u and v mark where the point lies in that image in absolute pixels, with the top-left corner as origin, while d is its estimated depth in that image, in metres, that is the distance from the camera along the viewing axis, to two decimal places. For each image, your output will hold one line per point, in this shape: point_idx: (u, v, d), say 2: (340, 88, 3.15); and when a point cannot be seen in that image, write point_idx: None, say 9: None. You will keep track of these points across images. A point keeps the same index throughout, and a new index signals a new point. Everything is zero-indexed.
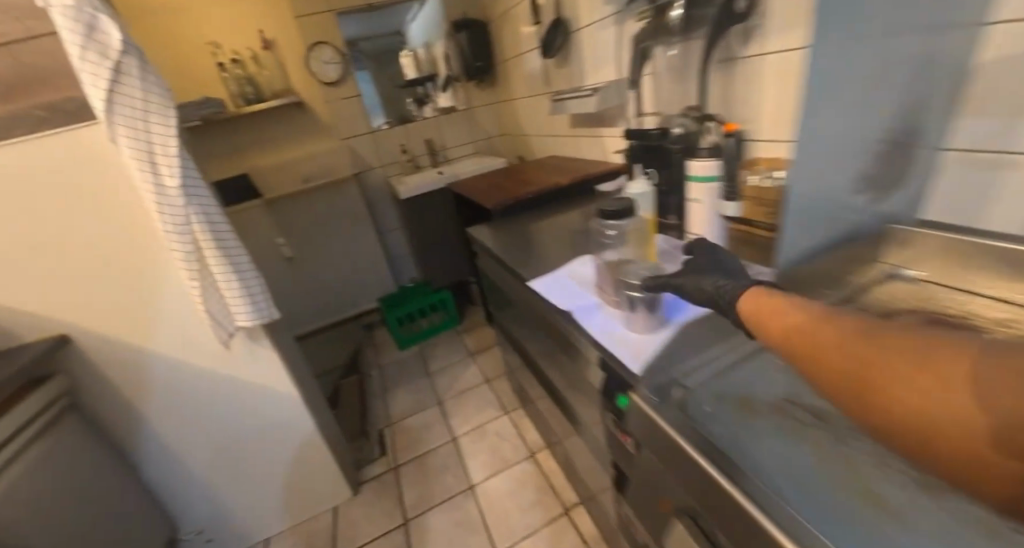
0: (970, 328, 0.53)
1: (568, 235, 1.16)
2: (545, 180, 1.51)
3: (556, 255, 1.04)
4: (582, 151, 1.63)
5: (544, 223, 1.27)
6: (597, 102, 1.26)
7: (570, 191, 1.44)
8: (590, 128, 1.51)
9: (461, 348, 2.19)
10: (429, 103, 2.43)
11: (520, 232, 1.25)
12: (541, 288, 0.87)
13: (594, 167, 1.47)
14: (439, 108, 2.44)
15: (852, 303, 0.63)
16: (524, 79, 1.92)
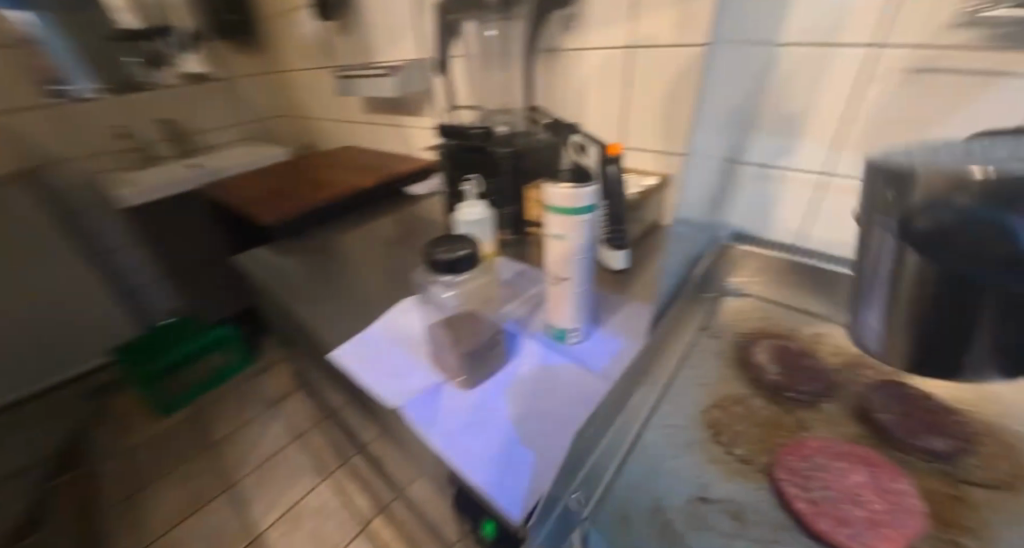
0: (815, 358, 0.52)
1: (381, 257, 0.86)
2: (341, 180, 1.09)
3: (367, 292, 0.73)
4: (384, 142, 1.30)
5: (344, 240, 0.93)
6: (397, 85, 0.99)
7: (384, 194, 1.10)
8: (391, 116, 1.22)
9: (258, 399, 1.61)
10: (169, 67, 1.67)
11: (310, 255, 0.87)
12: (345, 362, 0.54)
13: (404, 165, 1.15)
14: (184, 76, 1.71)
15: (709, 333, 0.57)
16: (301, 45, 1.46)
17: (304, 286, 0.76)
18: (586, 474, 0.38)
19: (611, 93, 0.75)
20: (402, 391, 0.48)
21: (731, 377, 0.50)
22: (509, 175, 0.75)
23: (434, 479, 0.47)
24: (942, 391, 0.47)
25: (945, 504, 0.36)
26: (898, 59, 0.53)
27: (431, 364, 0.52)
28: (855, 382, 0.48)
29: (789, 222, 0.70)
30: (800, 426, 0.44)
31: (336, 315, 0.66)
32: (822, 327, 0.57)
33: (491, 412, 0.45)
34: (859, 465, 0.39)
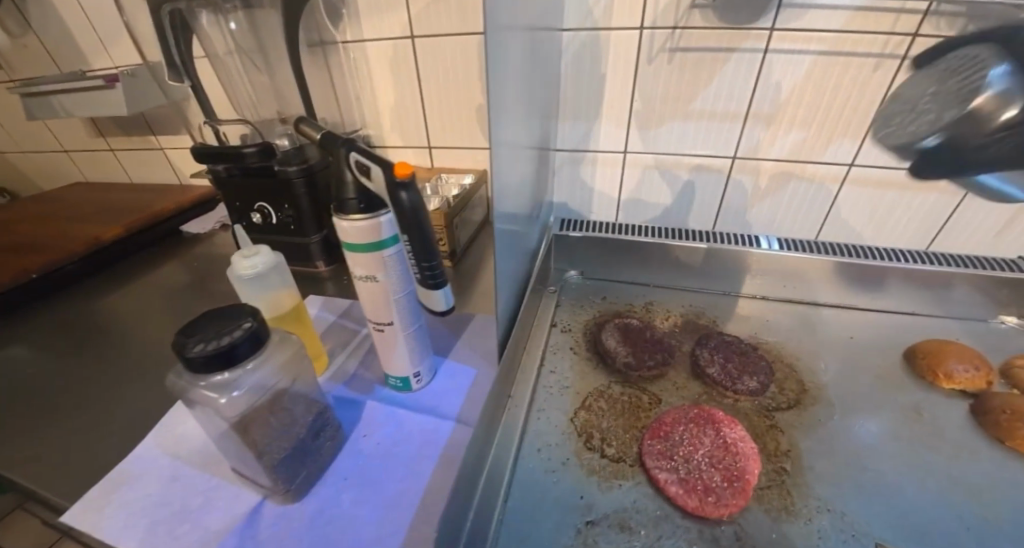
0: (646, 327, 0.55)
1: (148, 331, 0.61)
2: (57, 234, 0.74)
3: (124, 392, 0.50)
4: (130, 173, 0.96)
5: (80, 321, 0.64)
6: (119, 98, 0.72)
7: (145, 244, 0.80)
8: (129, 136, 0.90)
9: None
10: None
11: (13, 359, 0.56)
12: (87, 528, 0.35)
13: (167, 199, 0.86)
14: None
15: (560, 328, 0.56)
16: None
17: (7, 412, 0.48)
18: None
19: (404, 92, 0.69)
20: (194, 542, 0.34)
21: (585, 371, 0.50)
22: (307, 197, 0.61)
23: None
24: (740, 329, 0.56)
25: (765, 435, 0.42)
26: (660, 40, 0.59)
27: (239, 480, 0.38)
28: (684, 342, 0.53)
29: (602, 202, 0.75)
30: (654, 401, 0.46)
31: (70, 449, 0.43)
32: (649, 295, 0.62)
33: (332, 519, 0.34)
34: (705, 425, 0.42)
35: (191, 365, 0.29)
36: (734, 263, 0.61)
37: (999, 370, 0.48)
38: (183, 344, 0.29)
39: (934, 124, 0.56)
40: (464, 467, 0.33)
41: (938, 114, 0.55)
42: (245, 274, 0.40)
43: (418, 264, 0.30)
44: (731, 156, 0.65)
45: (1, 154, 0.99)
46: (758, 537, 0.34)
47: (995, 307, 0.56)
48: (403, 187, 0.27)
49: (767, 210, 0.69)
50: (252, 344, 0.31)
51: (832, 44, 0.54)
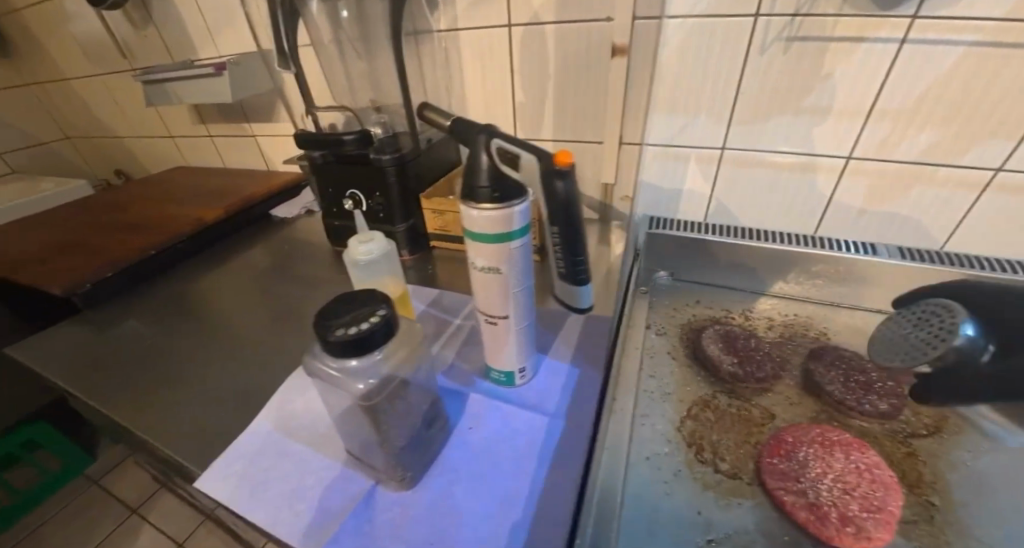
0: (751, 335, 0.52)
1: (248, 309, 0.65)
2: (167, 215, 0.80)
3: (235, 367, 0.53)
4: (225, 158, 1.02)
5: (190, 295, 0.68)
6: (224, 86, 0.76)
7: (240, 227, 0.85)
8: (226, 124, 0.95)
9: (106, 509, 1.02)
10: None
11: (139, 327, 0.62)
12: (219, 495, 0.37)
13: (258, 185, 0.91)
14: None
15: (655, 331, 0.53)
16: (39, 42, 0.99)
17: (140, 375, 0.53)
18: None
19: (493, 83, 0.68)
20: (315, 521, 0.35)
21: (687, 378, 0.47)
22: (400, 186, 0.62)
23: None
24: (859, 344, 0.51)
25: (904, 465, 0.38)
26: (778, 29, 0.54)
27: (350, 462, 0.39)
28: (795, 354, 0.49)
29: (691, 200, 0.71)
30: (767, 416, 0.43)
31: (193, 418, 0.46)
32: (748, 302, 0.58)
33: (447, 510, 0.34)
34: (832, 446, 0.39)
35: (330, 347, 0.30)
36: (848, 272, 0.56)
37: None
38: (326, 326, 0.30)
39: None
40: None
41: None
42: (361, 260, 0.40)
43: (562, 259, 0.31)
44: (847, 156, 0.59)
45: (118, 139, 1.09)
46: None
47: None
48: (562, 175, 0.27)
49: (883, 215, 0.62)
50: (384, 331, 0.30)
51: (991, 33, 0.47)
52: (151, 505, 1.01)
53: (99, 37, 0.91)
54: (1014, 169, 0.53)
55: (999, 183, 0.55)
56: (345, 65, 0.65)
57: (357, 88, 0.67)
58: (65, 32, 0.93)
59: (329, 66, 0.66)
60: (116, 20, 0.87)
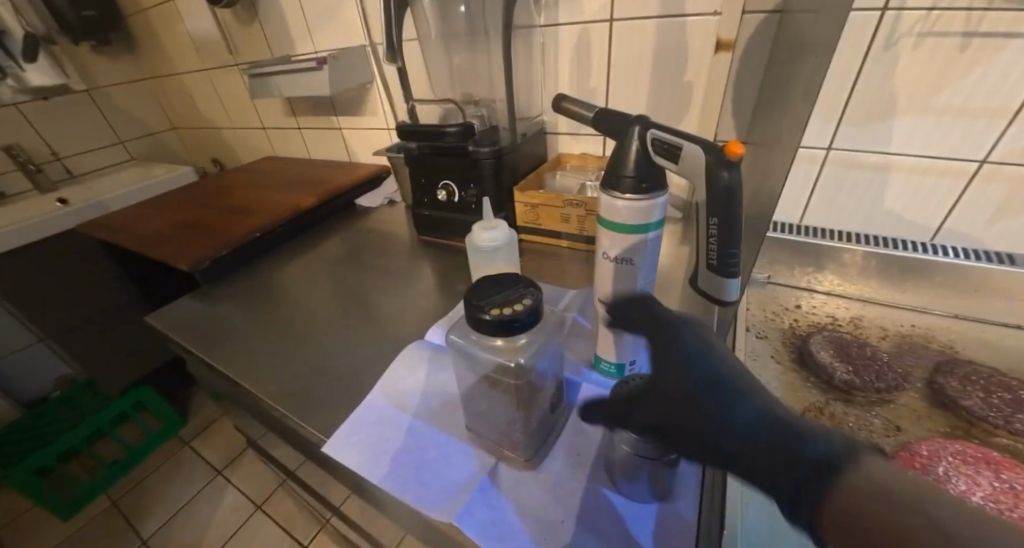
0: (865, 345, 0.49)
1: (345, 290, 0.69)
2: (266, 200, 0.87)
3: (342, 345, 0.56)
4: (311, 150, 1.08)
5: (290, 276, 0.73)
6: (325, 80, 0.80)
7: (328, 214, 0.90)
8: (316, 117, 1.01)
9: (194, 467, 1.12)
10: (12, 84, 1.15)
11: (246, 305, 0.67)
12: (350, 459, 0.40)
13: (344, 175, 0.96)
14: None
15: (755, 333, 0.52)
16: (159, 41, 1.09)
17: (259, 347, 0.58)
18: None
19: (588, 78, 0.68)
20: (443, 491, 0.37)
21: (798, 386, 0.46)
22: (494, 179, 0.63)
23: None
24: (991, 361, 0.47)
25: None
26: (911, 22, 0.51)
27: (469, 438, 0.41)
28: (918, 369, 0.46)
29: (789, 202, 0.68)
30: (890, 429, 0.41)
31: (313, 388, 0.50)
32: (855, 309, 0.56)
33: (570, 493, 0.35)
34: (975, 464, 0.36)
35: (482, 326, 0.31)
36: (976, 284, 0.52)
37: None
38: (478, 306, 0.32)
39: None
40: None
41: None
42: (483, 246, 0.42)
43: (714, 249, 0.32)
44: (979, 160, 0.55)
45: (217, 130, 1.18)
46: None
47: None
48: (728, 167, 0.29)
49: (1015, 224, 0.57)
50: (533, 313, 0.32)
51: None
52: (233, 467, 1.11)
53: (210, 36, 0.99)
54: None
55: None
56: (446, 60, 0.68)
57: (455, 83, 0.69)
58: (181, 31, 1.02)
59: (430, 63, 0.69)
60: (228, 20, 0.94)
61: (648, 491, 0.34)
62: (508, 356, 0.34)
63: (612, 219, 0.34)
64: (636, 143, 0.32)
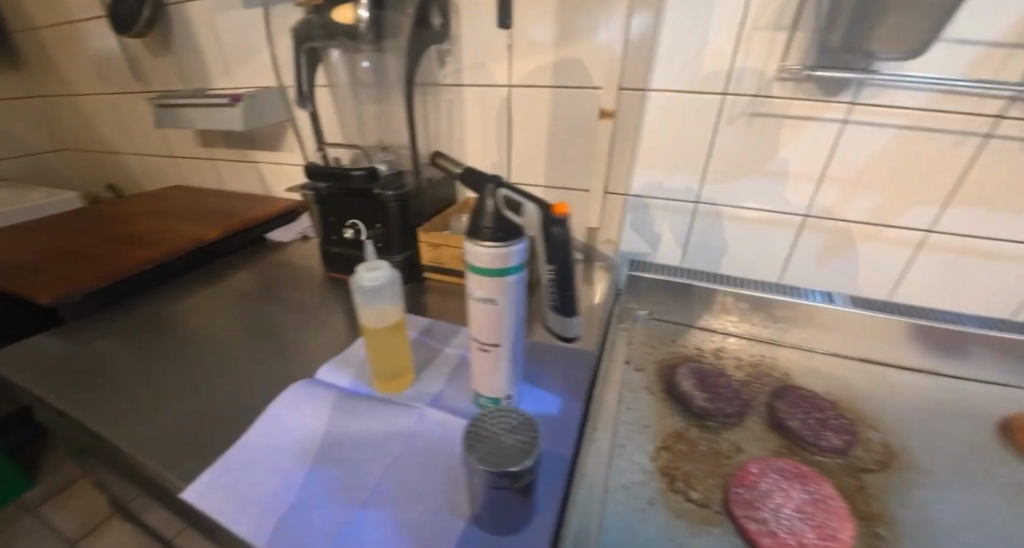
0: (720, 372, 0.56)
1: (240, 328, 0.65)
2: (163, 231, 0.81)
3: (224, 385, 0.53)
4: (223, 181, 1.04)
5: (178, 313, 0.69)
6: (237, 115, 0.80)
7: (233, 248, 0.86)
8: (230, 149, 0.99)
9: None
10: None
11: (119, 344, 0.61)
12: (206, 508, 0.37)
13: (257, 208, 0.94)
14: None
15: (632, 366, 0.57)
16: (56, 62, 1.03)
17: (125, 389, 0.53)
18: None
19: (491, 131, 0.74)
20: (301, 539, 0.35)
21: (663, 412, 0.51)
22: (401, 220, 0.66)
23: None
24: (816, 384, 0.56)
25: (855, 497, 0.41)
26: (742, 104, 0.63)
27: (342, 476, 0.40)
28: (760, 393, 0.54)
29: (669, 247, 0.78)
30: (735, 449, 0.46)
31: (182, 432, 0.46)
32: (717, 342, 0.63)
33: (436, 527, 0.36)
34: (791, 478, 0.43)
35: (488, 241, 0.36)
36: (804, 317, 0.62)
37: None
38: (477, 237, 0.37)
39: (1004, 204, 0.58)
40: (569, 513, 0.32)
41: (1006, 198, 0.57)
42: (366, 286, 0.44)
43: (555, 293, 0.35)
44: (804, 214, 0.68)
45: (117, 156, 1.11)
46: None
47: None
48: (557, 223, 0.30)
49: (834, 267, 0.70)
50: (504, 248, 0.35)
51: (913, 120, 0.57)
52: (97, 535, 0.98)
53: (116, 61, 0.95)
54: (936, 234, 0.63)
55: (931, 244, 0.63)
56: (357, 106, 0.71)
57: (366, 126, 0.72)
58: (83, 54, 0.98)
59: (344, 107, 0.72)
60: (138, 49, 0.92)
61: (504, 523, 0.35)
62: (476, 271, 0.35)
63: (478, 269, 0.37)
64: (489, 199, 0.36)
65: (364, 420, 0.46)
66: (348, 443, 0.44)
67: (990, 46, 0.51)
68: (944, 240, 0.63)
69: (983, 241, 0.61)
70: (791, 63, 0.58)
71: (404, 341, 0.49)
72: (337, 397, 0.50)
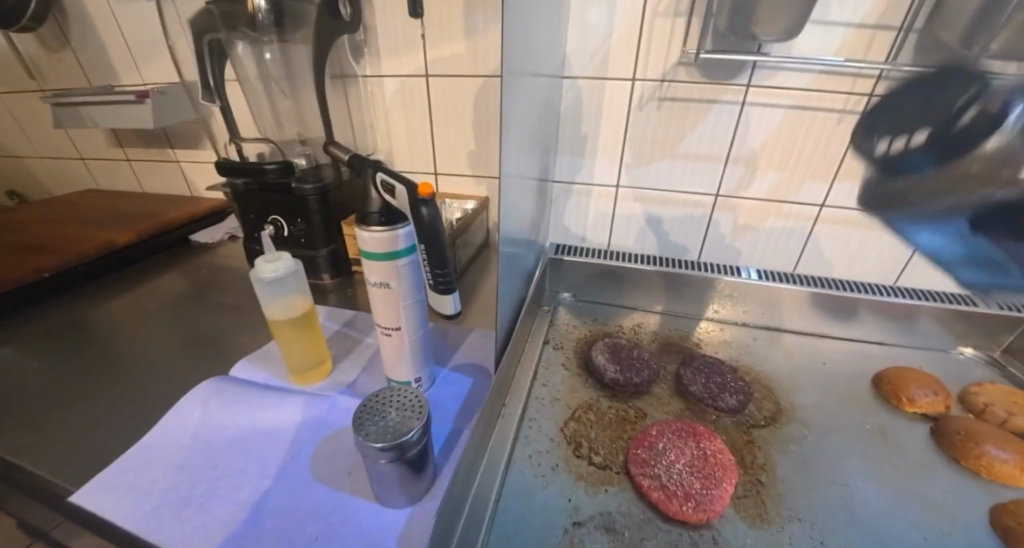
0: (634, 345, 0.60)
1: (153, 332, 0.63)
2: (71, 237, 0.77)
3: (129, 390, 0.51)
4: (143, 182, 0.99)
5: (84, 322, 0.65)
6: (144, 111, 0.76)
7: (152, 252, 0.83)
8: (147, 149, 0.94)
9: None
10: None
11: (11, 358, 0.57)
12: (96, 512, 0.36)
13: (178, 209, 0.90)
14: None
15: (552, 345, 0.60)
16: None
17: (18, 401, 0.50)
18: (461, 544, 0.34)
19: (413, 122, 0.74)
20: (197, 529, 0.35)
21: (576, 385, 0.53)
22: (321, 214, 0.65)
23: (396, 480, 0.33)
24: (720, 352, 0.60)
25: (743, 450, 0.46)
26: (650, 89, 0.65)
27: (246, 471, 0.40)
28: (669, 363, 0.57)
29: (595, 231, 0.80)
30: (639, 415, 0.49)
31: (77, 441, 0.44)
32: (636, 318, 0.67)
33: (336, 509, 0.37)
34: (687, 437, 0.45)
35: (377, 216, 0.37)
36: (713, 290, 0.66)
37: (957, 396, 0.53)
38: (363, 219, 0.37)
39: (881, 178, 0.63)
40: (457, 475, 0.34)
41: (882, 171, 0.63)
42: (265, 278, 0.43)
43: (431, 272, 0.37)
44: (714, 194, 0.71)
45: (20, 160, 1.05)
46: (736, 542, 0.37)
47: (954, 339, 0.61)
48: (424, 202, 0.33)
49: (744, 242, 0.75)
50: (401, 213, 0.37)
51: (800, 100, 0.61)
52: None
53: (6, 55, 0.88)
54: (829, 207, 0.68)
55: (825, 217, 0.69)
56: (269, 99, 0.69)
57: (282, 119, 0.70)
58: None
59: (256, 100, 0.70)
60: (29, 41, 0.85)
61: (402, 498, 0.36)
62: (389, 220, 0.37)
63: (367, 253, 0.38)
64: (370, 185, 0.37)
65: (274, 412, 0.46)
66: (256, 435, 0.44)
67: (861, 28, 0.55)
68: (836, 213, 0.68)
69: (868, 212, 0.67)
70: (689, 47, 0.60)
71: (317, 333, 0.50)
72: (247, 392, 0.49)
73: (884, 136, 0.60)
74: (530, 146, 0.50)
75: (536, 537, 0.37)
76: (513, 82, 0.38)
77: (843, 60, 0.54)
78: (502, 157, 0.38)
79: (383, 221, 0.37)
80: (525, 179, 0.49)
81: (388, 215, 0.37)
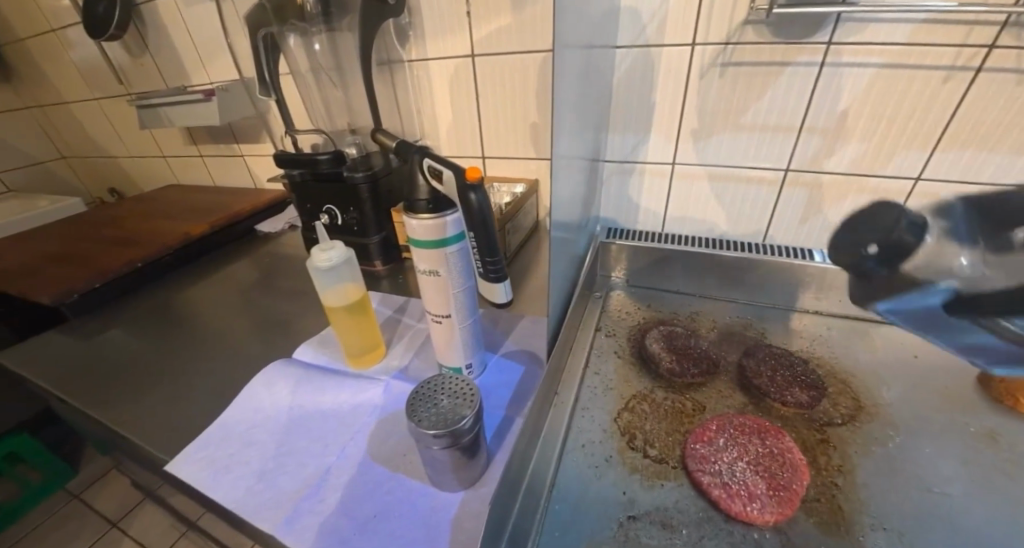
0: (692, 335, 0.56)
1: (227, 315, 0.68)
2: (157, 230, 0.85)
3: (210, 368, 0.56)
4: (215, 177, 1.07)
5: (171, 306, 0.72)
6: (212, 109, 0.81)
7: (224, 242, 0.89)
8: (217, 145, 1.01)
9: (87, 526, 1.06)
10: None
11: (114, 338, 0.64)
12: (187, 478, 0.41)
13: (246, 201, 0.96)
14: None
15: (604, 332, 0.58)
16: (44, 69, 1.05)
17: (121, 377, 0.56)
18: (514, 534, 0.34)
19: (459, 106, 0.73)
20: (270, 501, 0.38)
21: (630, 374, 0.51)
22: (372, 203, 0.66)
23: (450, 457, 0.35)
24: (790, 343, 0.55)
25: (816, 449, 0.42)
26: (712, 54, 0.59)
27: (311, 448, 0.43)
28: (730, 353, 0.54)
29: (648, 213, 0.76)
30: (697, 408, 0.46)
31: (169, 414, 0.49)
32: (694, 305, 0.63)
33: (391, 489, 0.38)
34: (751, 433, 0.43)
35: (426, 203, 0.37)
36: (781, 275, 0.61)
37: None
38: (411, 206, 0.37)
39: (1000, 146, 0.54)
40: (509, 461, 0.34)
41: (1004, 138, 0.53)
42: (322, 267, 0.45)
43: (481, 260, 0.37)
44: (783, 168, 0.64)
45: (116, 159, 1.17)
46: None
47: None
48: (472, 189, 0.33)
49: (819, 222, 0.67)
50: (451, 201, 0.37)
51: (895, 57, 0.53)
52: (129, 519, 1.09)
53: (99, 64, 0.97)
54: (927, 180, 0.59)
55: (922, 192, 0.60)
56: (321, 91, 0.71)
57: (334, 110, 0.72)
58: (68, 60, 1.00)
59: (310, 92, 0.72)
60: (117, 50, 0.93)
61: (454, 483, 0.37)
62: (437, 208, 0.36)
63: (415, 239, 0.38)
64: (417, 170, 0.37)
65: (334, 394, 0.48)
66: (317, 415, 0.46)
67: None
68: (937, 187, 0.59)
69: (976, 186, 0.57)
70: (759, 4, 0.54)
71: (371, 319, 0.51)
72: (310, 374, 0.52)
73: (1002, 95, 0.51)
74: (581, 125, 0.47)
75: (587, 531, 0.36)
76: (562, 57, 0.35)
77: (956, 4, 0.46)
78: (554, 138, 0.36)
79: (432, 207, 0.36)
80: (574, 161, 0.46)
81: (435, 202, 0.36)
